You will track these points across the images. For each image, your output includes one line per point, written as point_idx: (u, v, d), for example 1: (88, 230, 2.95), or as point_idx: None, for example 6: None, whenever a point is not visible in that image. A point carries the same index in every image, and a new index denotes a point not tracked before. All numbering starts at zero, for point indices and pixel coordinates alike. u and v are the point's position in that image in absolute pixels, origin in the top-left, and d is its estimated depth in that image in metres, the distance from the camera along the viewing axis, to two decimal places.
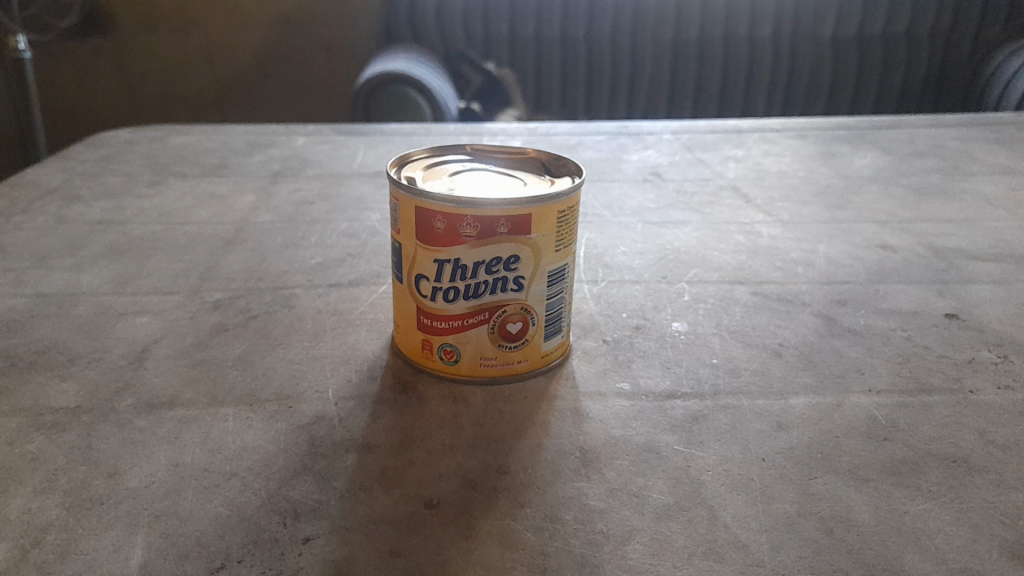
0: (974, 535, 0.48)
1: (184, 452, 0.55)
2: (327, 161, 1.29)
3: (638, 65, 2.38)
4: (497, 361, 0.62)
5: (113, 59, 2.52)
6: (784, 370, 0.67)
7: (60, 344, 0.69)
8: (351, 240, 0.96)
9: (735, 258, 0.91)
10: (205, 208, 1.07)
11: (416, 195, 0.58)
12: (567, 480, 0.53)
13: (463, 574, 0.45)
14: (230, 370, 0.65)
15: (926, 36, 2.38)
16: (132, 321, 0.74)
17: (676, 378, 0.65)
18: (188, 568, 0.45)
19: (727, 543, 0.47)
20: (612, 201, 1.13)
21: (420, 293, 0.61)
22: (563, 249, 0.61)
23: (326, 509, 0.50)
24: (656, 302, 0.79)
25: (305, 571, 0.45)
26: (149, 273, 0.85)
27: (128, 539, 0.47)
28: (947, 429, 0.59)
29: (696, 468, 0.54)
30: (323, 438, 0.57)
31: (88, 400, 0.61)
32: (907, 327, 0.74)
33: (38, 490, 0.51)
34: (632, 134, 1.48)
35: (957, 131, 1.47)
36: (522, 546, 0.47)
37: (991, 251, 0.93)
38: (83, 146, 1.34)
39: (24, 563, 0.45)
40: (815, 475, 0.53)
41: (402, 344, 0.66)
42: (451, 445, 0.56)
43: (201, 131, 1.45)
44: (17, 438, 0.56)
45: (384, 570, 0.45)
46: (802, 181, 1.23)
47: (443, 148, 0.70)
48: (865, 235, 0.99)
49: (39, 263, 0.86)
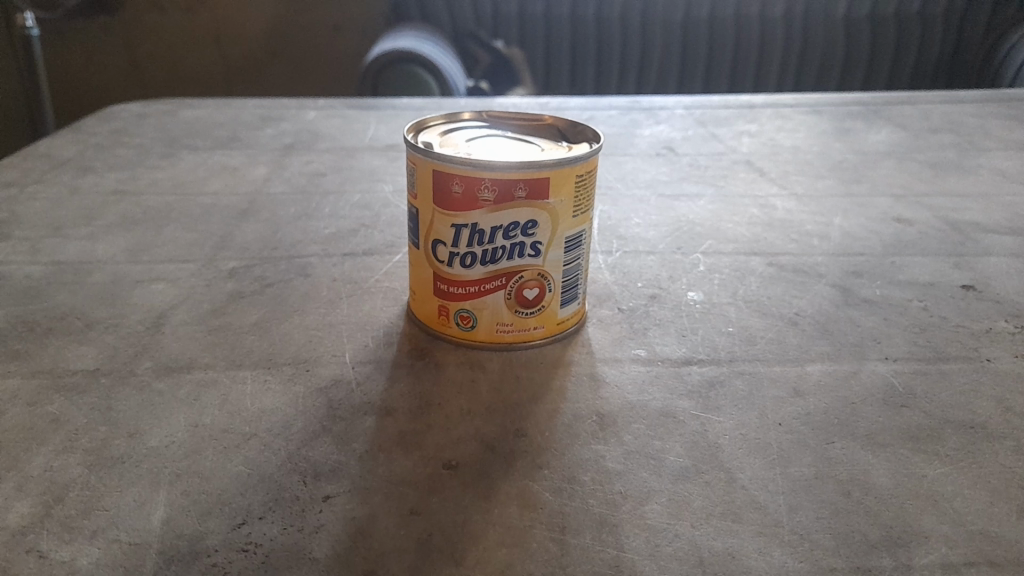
0: (992, 499, 0.48)
1: (204, 413, 0.55)
2: (339, 135, 1.29)
3: (649, 42, 2.36)
4: (514, 327, 0.62)
5: (121, 36, 2.51)
6: (801, 338, 0.67)
7: (77, 310, 0.69)
8: (364, 212, 0.96)
9: (750, 230, 0.91)
10: (217, 179, 1.07)
11: (434, 159, 0.58)
12: (585, 443, 0.53)
13: (483, 533, 0.45)
14: (247, 336, 0.66)
15: (941, 14, 2.35)
16: (148, 288, 0.74)
17: (692, 346, 0.65)
18: (210, 525, 0.45)
19: (745, 504, 0.48)
20: (626, 174, 1.12)
21: (436, 259, 0.61)
22: (580, 215, 0.61)
23: (346, 469, 0.50)
24: (671, 273, 0.79)
25: (327, 529, 0.45)
26: (164, 242, 0.85)
27: (150, 496, 0.47)
28: (965, 397, 0.58)
29: (713, 432, 0.54)
30: (341, 401, 0.57)
31: (107, 363, 0.61)
32: (923, 297, 0.74)
33: (60, 448, 0.51)
34: (644, 109, 1.47)
35: (974, 106, 1.45)
36: (542, 506, 0.47)
37: (1008, 225, 0.93)
38: (96, 119, 1.34)
39: (48, 518, 0.45)
40: (832, 440, 0.54)
41: (418, 311, 0.66)
42: (469, 409, 0.56)
43: (213, 105, 1.45)
44: (38, 400, 0.56)
45: (405, 528, 0.45)
46: (817, 155, 1.22)
47: (458, 115, 0.70)
48: (881, 209, 0.98)
49: (54, 232, 0.87)
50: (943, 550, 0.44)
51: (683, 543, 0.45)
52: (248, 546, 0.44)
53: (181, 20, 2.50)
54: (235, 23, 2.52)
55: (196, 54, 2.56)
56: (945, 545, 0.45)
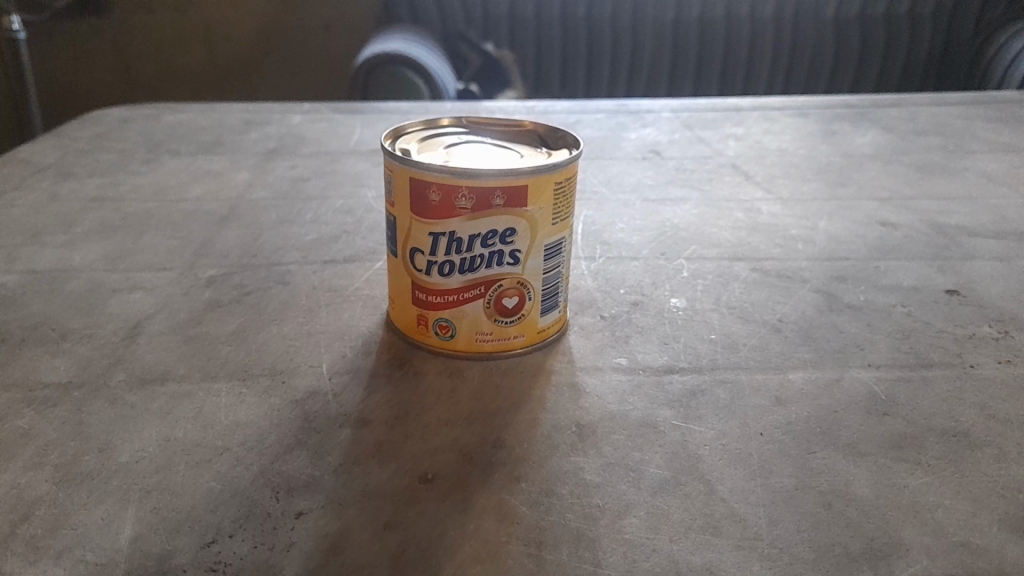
0: (974, 509, 0.48)
1: (177, 427, 0.54)
2: (323, 139, 1.28)
3: (638, 43, 2.36)
4: (494, 336, 0.61)
5: (108, 38, 2.50)
6: (784, 345, 0.66)
7: (52, 320, 0.68)
8: (347, 217, 0.95)
9: (735, 235, 0.91)
10: (199, 185, 1.06)
11: (411, 167, 0.57)
12: (564, 454, 0.52)
13: (457, 548, 0.44)
14: (224, 346, 0.65)
15: (929, 15, 2.36)
16: (125, 297, 0.73)
17: (674, 353, 0.65)
18: (179, 543, 0.44)
19: (725, 517, 0.47)
20: (611, 178, 1.12)
21: (415, 267, 0.60)
22: (560, 222, 0.60)
23: (320, 484, 0.49)
24: (654, 279, 0.79)
25: (299, 546, 0.44)
26: (143, 249, 0.84)
27: (118, 514, 0.46)
28: (948, 404, 0.58)
29: (693, 443, 0.54)
30: (317, 413, 0.56)
31: (80, 375, 0.60)
32: (907, 302, 0.74)
33: (28, 464, 0.50)
34: (631, 112, 1.46)
35: (960, 108, 1.45)
36: (518, 520, 0.46)
37: (993, 228, 0.92)
38: (78, 123, 1.33)
39: (13, 537, 0.44)
40: (814, 450, 0.53)
41: (397, 319, 0.65)
42: (446, 420, 0.55)
43: (197, 109, 1.43)
44: (8, 414, 0.55)
45: (378, 545, 0.45)
46: (803, 158, 1.22)
47: (438, 121, 0.69)
48: (866, 213, 0.98)
49: (31, 239, 0.86)
50: (924, 562, 0.44)
51: (661, 557, 0.44)
52: (218, 565, 0.43)
53: (168, 22, 2.49)
54: (222, 26, 2.51)
55: (183, 57, 2.55)
56: (927, 558, 0.44)
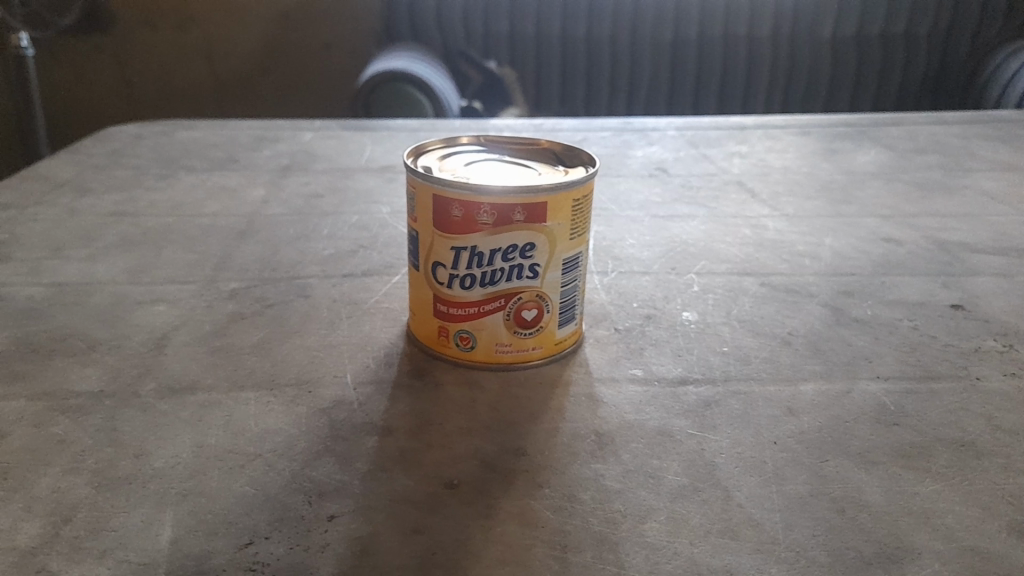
0: (983, 514, 0.50)
1: (208, 434, 0.56)
2: (336, 156, 1.30)
3: (638, 61, 2.39)
4: (513, 348, 0.63)
5: (113, 56, 2.53)
6: (794, 358, 0.68)
7: (79, 331, 0.70)
8: (363, 233, 0.97)
9: (743, 250, 0.93)
10: (215, 201, 1.08)
11: (435, 183, 0.59)
12: (584, 461, 0.54)
13: (485, 552, 0.46)
14: (249, 356, 0.67)
15: (926, 36, 2.39)
16: (149, 309, 0.75)
17: (687, 365, 0.66)
18: (217, 545, 0.46)
19: (742, 522, 0.49)
20: (619, 195, 1.14)
21: (436, 280, 0.62)
22: (577, 238, 0.62)
23: (350, 489, 0.51)
24: (666, 293, 0.81)
25: (333, 548, 0.46)
26: (164, 263, 0.86)
27: (156, 516, 0.48)
28: (955, 415, 0.60)
29: (710, 451, 0.55)
30: (343, 421, 0.58)
31: (112, 384, 0.62)
32: (913, 317, 0.76)
33: (65, 470, 0.52)
34: (636, 130, 1.49)
35: (959, 127, 1.48)
36: (543, 524, 0.48)
37: (994, 244, 0.95)
38: (93, 140, 1.35)
39: (56, 540, 0.46)
40: (826, 458, 0.55)
41: (418, 331, 0.67)
42: (469, 429, 0.57)
43: (209, 126, 1.46)
44: (43, 421, 0.57)
45: (409, 548, 0.46)
46: (807, 176, 1.25)
47: (457, 139, 0.71)
48: (870, 229, 1.00)
49: (54, 253, 0.87)
50: (935, 565, 0.45)
51: (682, 560, 0.46)
52: (255, 566, 0.45)
53: (173, 40, 2.52)
54: (228, 44, 2.54)
55: (187, 72, 2.57)
56: (937, 561, 0.46)
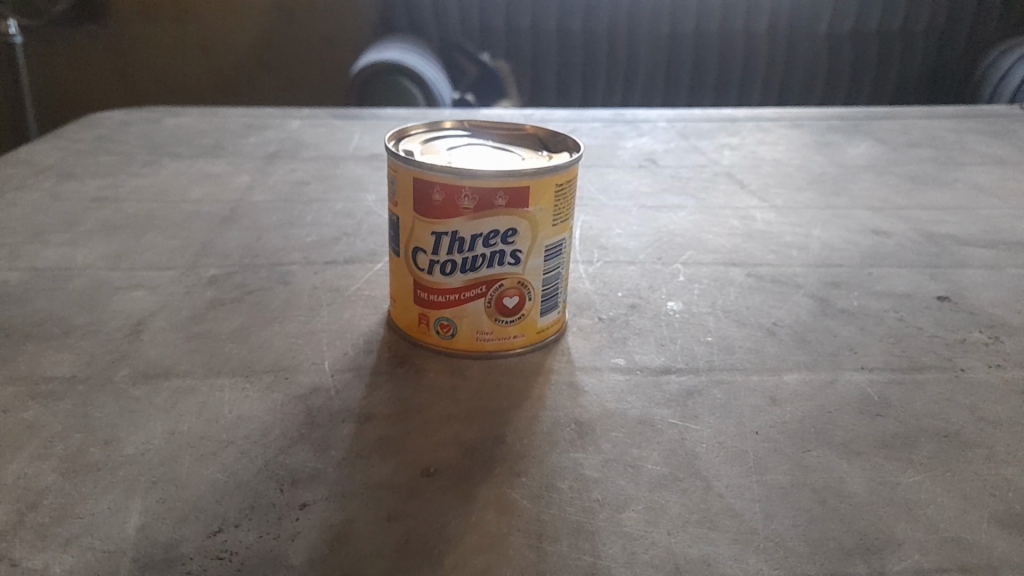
0: (966, 505, 0.49)
1: (181, 421, 0.55)
2: (323, 144, 1.29)
3: (632, 53, 2.38)
4: (494, 335, 0.62)
5: (102, 43, 2.50)
6: (779, 348, 0.67)
7: (55, 316, 0.69)
8: (348, 220, 0.96)
9: (731, 241, 0.92)
10: (200, 187, 1.06)
11: (416, 167, 0.58)
12: (563, 450, 0.53)
13: (459, 540, 0.45)
14: (227, 343, 0.66)
15: (920, 31, 2.39)
16: (127, 295, 0.74)
17: (671, 355, 0.66)
18: (185, 533, 0.45)
19: (722, 511, 0.48)
20: (608, 185, 1.13)
21: (417, 266, 0.61)
22: (560, 224, 0.61)
23: (324, 476, 0.50)
24: (652, 282, 0.80)
25: (304, 535, 0.45)
26: (145, 249, 0.85)
27: (124, 503, 0.47)
28: (939, 406, 0.59)
29: (691, 441, 0.54)
30: (320, 408, 0.57)
31: (85, 370, 0.61)
32: (900, 308, 0.75)
33: (34, 456, 0.51)
34: (628, 121, 1.48)
35: (951, 121, 1.47)
36: (519, 513, 0.47)
37: (984, 237, 0.94)
38: (78, 126, 1.34)
39: (20, 527, 0.45)
40: (808, 448, 0.54)
41: (399, 318, 0.66)
42: (448, 417, 0.56)
43: (196, 113, 1.44)
44: (13, 406, 0.56)
45: (382, 536, 0.45)
46: (798, 168, 1.24)
47: (440, 124, 0.70)
48: (860, 221, 1.00)
49: (33, 238, 0.86)
50: (915, 557, 0.45)
51: (659, 550, 0.45)
52: (223, 553, 0.44)
53: (163, 28, 2.49)
54: (219, 32, 2.52)
55: (177, 61, 2.55)
56: (918, 552, 0.45)
